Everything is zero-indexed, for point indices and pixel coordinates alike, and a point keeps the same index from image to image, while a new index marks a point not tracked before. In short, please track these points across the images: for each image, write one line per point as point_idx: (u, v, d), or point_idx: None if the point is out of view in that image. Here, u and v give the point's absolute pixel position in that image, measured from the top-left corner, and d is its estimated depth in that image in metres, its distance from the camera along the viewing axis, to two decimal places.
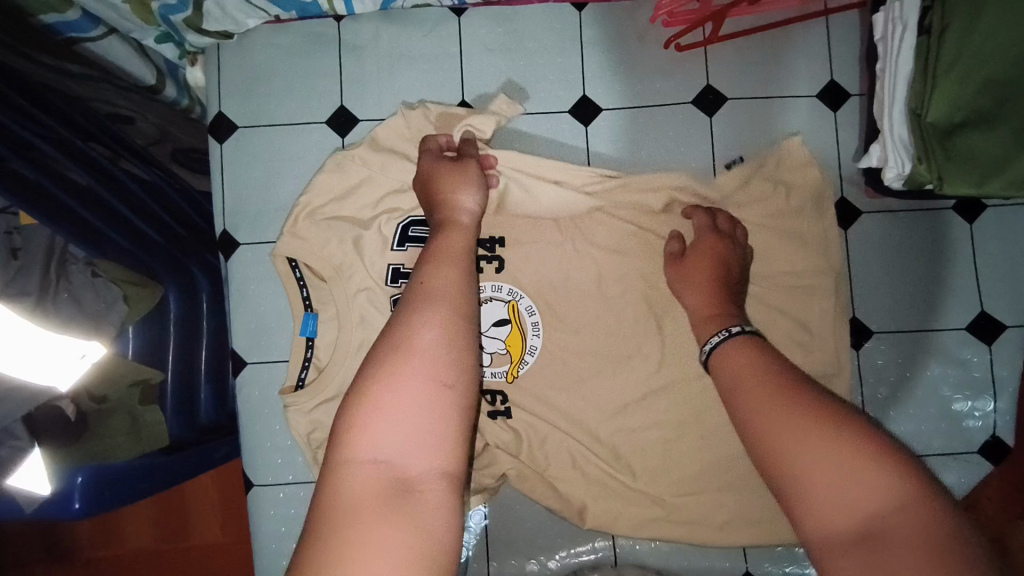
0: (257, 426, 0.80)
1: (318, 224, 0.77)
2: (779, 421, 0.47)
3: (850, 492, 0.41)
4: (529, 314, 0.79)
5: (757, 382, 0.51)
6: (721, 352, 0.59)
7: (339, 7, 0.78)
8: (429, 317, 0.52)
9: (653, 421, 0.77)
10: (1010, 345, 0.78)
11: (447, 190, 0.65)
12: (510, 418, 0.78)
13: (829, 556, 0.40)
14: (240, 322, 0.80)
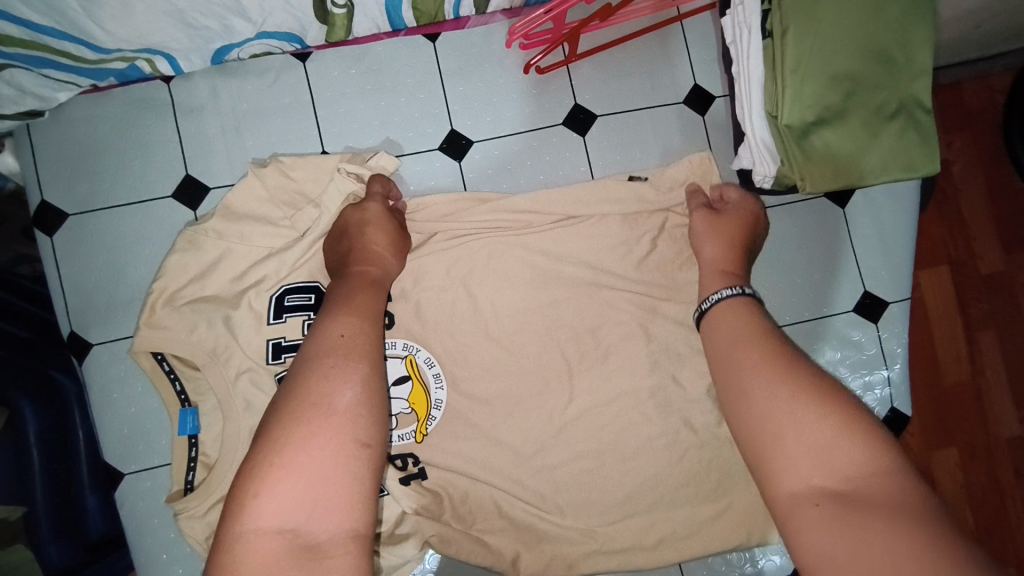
0: (146, 540, 0.71)
1: (180, 310, 0.69)
2: (769, 396, 0.53)
3: (834, 457, 0.48)
4: (429, 366, 0.73)
5: (757, 352, 0.58)
6: (720, 314, 0.64)
7: (162, 69, 0.71)
8: (342, 375, 0.51)
9: (573, 454, 0.73)
10: (894, 319, 0.81)
11: (364, 244, 0.66)
12: (426, 479, 0.72)
13: (803, 509, 0.47)
14: (109, 431, 0.71)
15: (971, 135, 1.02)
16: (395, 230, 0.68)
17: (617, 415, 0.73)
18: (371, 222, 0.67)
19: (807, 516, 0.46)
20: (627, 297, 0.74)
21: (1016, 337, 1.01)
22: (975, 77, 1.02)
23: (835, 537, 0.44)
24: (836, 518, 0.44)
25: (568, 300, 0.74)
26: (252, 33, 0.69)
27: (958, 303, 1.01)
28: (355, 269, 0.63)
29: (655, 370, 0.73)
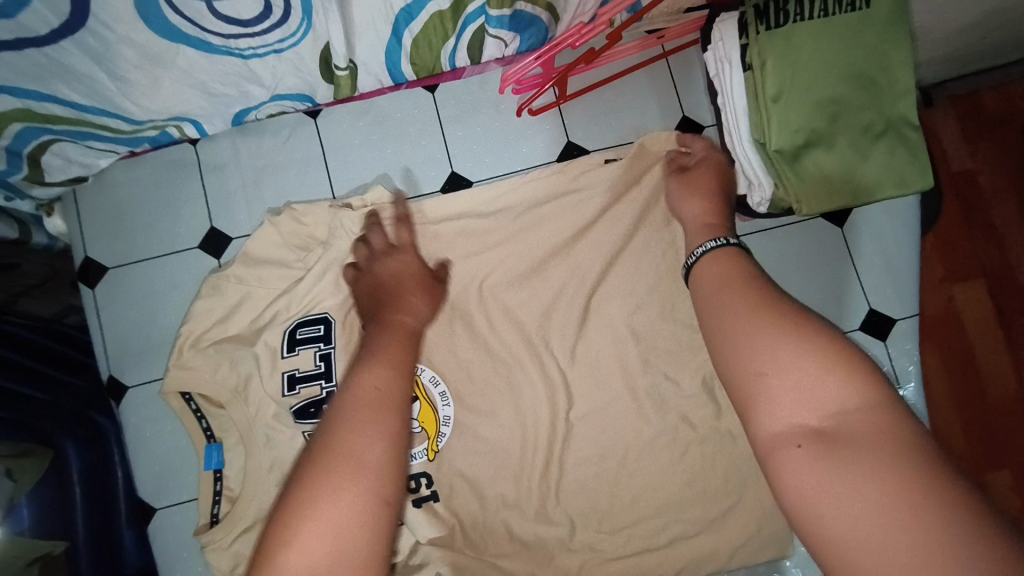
0: (176, 571, 0.75)
1: (205, 351, 0.75)
2: (746, 329, 0.50)
3: (814, 392, 0.44)
4: (434, 385, 0.77)
5: (736, 295, 0.54)
6: (702, 265, 0.61)
7: (189, 133, 0.78)
8: (375, 432, 0.50)
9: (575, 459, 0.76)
10: (903, 335, 0.80)
11: (402, 297, 0.69)
12: (438, 502, 0.76)
13: (785, 449, 0.43)
14: (143, 467, 0.77)
15: (994, 144, 1.00)
16: (428, 280, 0.73)
17: (614, 421, 0.76)
18: (412, 277, 0.72)
19: (789, 456, 0.43)
20: (620, 307, 0.78)
21: None
22: (991, 86, 1.01)
23: (821, 479, 0.41)
24: (821, 458, 0.41)
25: (563, 315, 0.78)
26: (267, 96, 0.75)
27: (999, 318, 0.98)
28: (388, 320, 0.64)
29: (648, 369, 0.77)
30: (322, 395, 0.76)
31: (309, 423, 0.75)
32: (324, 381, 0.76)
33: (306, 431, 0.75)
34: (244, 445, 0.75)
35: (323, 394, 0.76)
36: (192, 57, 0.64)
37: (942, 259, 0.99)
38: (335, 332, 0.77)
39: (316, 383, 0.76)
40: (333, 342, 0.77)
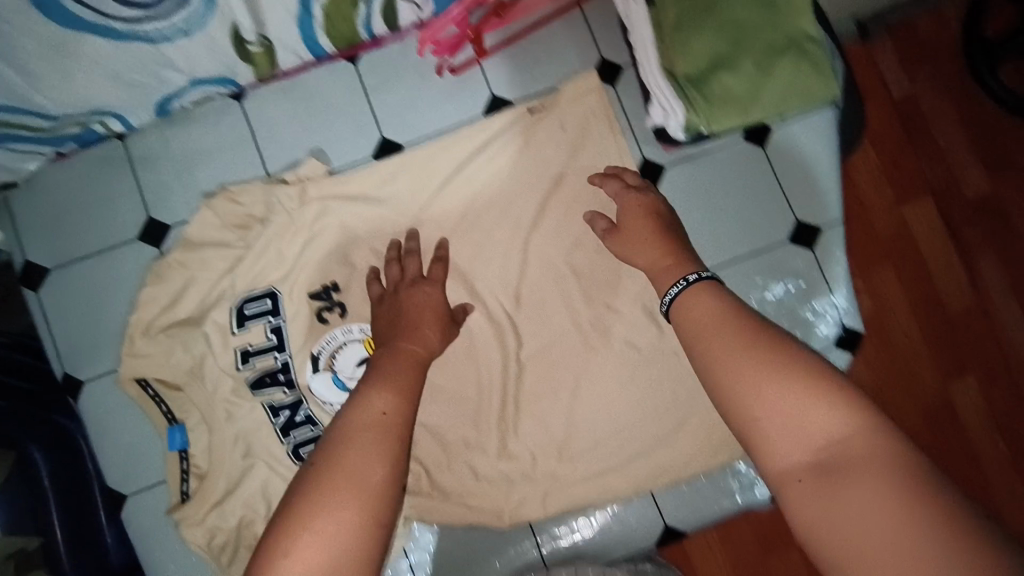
0: (156, 552, 0.77)
1: (156, 337, 0.77)
2: (735, 365, 0.48)
3: (804, 424, 0.44)
4: None
5: (716, 322, 0.52)
6: (681, 300, 0.57)
7: (114, 127, 0.79)
8: (376, 453, 0.51)
9: (531, 390, 0.80)
10: (830, 244, 0.83)
11: (414, 327, 0.69)
12: None
13: (788, 485, 0.44)
14: (109, 457, 0.78)
15: (933, 67, 1.01)
16: (444, 316, 0.72)
17: (560, 356, 0.80)
18: (422, 318, 0.71)
19: (792, 492, 0.43)
20: (557, 246, 0.81)
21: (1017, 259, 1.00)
22: (924, 13, 1.01)
23: (822, 511, 0.42)
24: (821, 493, 0.42)
25: (503, 262, 0.81)
26: (187, 82, 0.76)
27: (949, 232, 0.99)
28: (398, 347, 0.65)
29: (589, 303, 0.81)
30: (278, 365, 0.78)
31: (266, 392, 0.78)
32: (278, 352, 0.79)
33: (266, 401, 0.78)
34: (207, 423, 0.77)
35: (279, 364, 0.78)
36: (100, 46, 0.65)
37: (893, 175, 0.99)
38: (282, 305, 0.79)
39: (271, 354, 0.79)
40: (282, 314, 0.79)
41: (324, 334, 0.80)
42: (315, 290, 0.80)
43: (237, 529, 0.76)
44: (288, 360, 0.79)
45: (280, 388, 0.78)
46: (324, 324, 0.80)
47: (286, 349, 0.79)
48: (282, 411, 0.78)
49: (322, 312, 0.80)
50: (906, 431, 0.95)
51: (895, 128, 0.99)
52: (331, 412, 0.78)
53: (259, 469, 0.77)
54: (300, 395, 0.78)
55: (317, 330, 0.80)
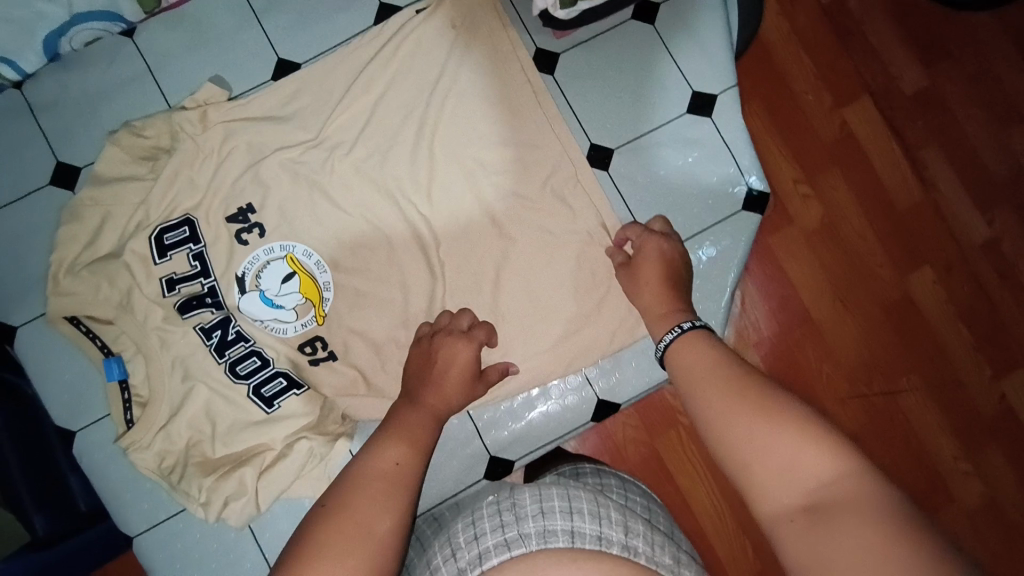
0: (110, 480, 0.80)
1: (79, 275, 0.78)
2: (730, 411, 0.52)
3: (792, 466, 0.45)
4: (309, 258, 0.82)
5: (713, 385, 0.56)
6: (676, 352, 0.64)
7: (7, 74, 0.80)
8: (383, 504, 0.52)
9: (455, 286, 0.83)
10: (727, 108, 0.85)
11: (438, 374, 0.71)
12: (337, 360, 0.82)
13: (782, 525, 0.43)
14: (53, 396, 0.81)
15: None
16: (474, 371, 0.73)
17: (479, 249, 0.83)
18: (459, 363, 0.73)
19: (785, 532, 0.43)
20: (464, 145, 0.83)
21: (954, 146, 1.17)
22: None
23: (808, 548, 0.41)
24: (809, 531, 0.41)
25: (412, 163, 0.83)
26: (68, 16, 0.77)
27: (888, 127, 1.15)
28: (421, 399, 0.68)
29: (500, 196, 0.84)
30: (205, 289, 0.81)
31: (195, 315, 0.80)
32: (203, 278, 0.81)
33: (196, 323, 0.80)
34: (142, 354, 0.79)
35: (205, 289, 0.81)
36: None
37: (831, 85, 1.15)
38: (201, 231, 0.81)
39: (197, 280, 0.81)
40: (202, 241, 0.81)
41: (246, 256, 0.82)
42: (231, 213, 0.81)
43: (185, 450, 0.79)
44: (215, 284, 0.81)
45: (207, 310, 0.80)
46: (244, 245, 0.82)
47: (211, 274, 0.81)
48: (213, 332, 0.80)
49: (242, 233, 0.82)
50: (865, 321, 1.12)
51: (828, 32, 1.15)
52: (262, 327, 0.81)
53: (199, 391, 0.79)
54: (228, 314, 0.81)
55: (238, 252, 0.82)
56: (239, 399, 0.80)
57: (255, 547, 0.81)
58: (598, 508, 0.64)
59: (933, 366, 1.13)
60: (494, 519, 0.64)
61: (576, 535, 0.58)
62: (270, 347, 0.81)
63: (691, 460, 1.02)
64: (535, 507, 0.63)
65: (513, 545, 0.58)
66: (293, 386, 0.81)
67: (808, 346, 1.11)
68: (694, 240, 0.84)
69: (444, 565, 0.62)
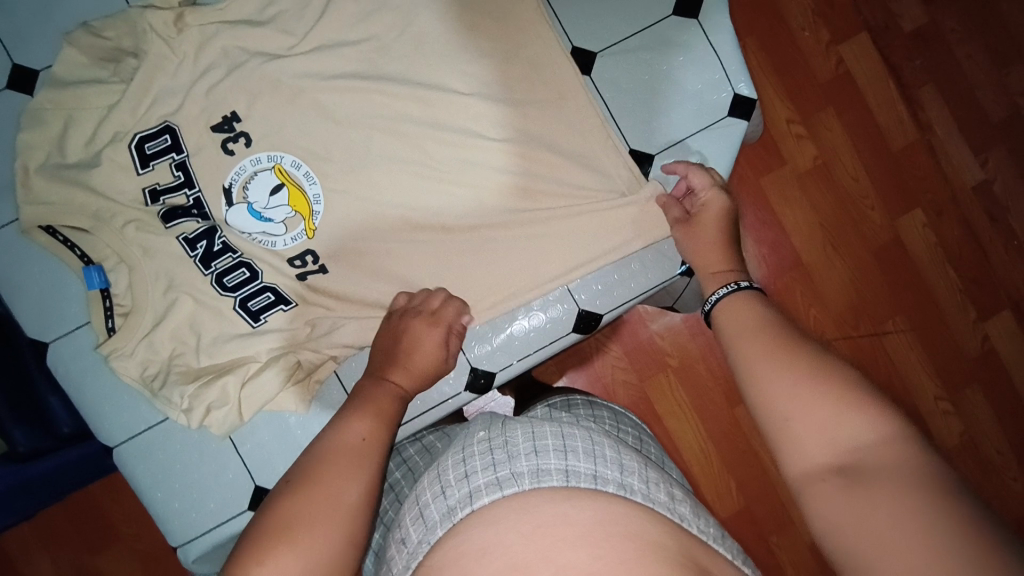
0: (89, 391, 0.79)
1: (45, 180, 0.76)
2: (774, 369, 0.47)
3: (837, 426, 0.42)
4: (297, 169, 0.79)
5: (761, 336, 0.52)
6: (722, 309, 0.59)
7: None
8: (353, 473, 0.51)
9: (437, 199, 0.81)
10: (711, 8, 0.83)
11: (403, 356, 0.69)
12: (328, 273, 0.80)
13: (815, 483, 0.41)
14: (27, 308, 0.79)
15: None
16: (441, 345, 0.71)
17: (453, 160, 0.80)
18: (419, 340, 0.71)
19: (819, 490, 0.40)
20: (440, 54, 0.80)
21: (948, 80, 1.15)
22: None
23: (843, 507, 0.38)
24: (844, 491, 0.39)
25: (390, 65, 0.80)
26: None
27: (883, 60, 1.12)
28: (385, 375, 0.66)
29: (487, 99, 0.79)
30: (190, 201, 0.78)
31: (178, 225, 0.78)
32: (188, 189, 0.78)
33: (179, 233, 0.77)
34: (126, 264, 0.78)
35: (191, 201, 0.78)
36: None
37: (824, 16, 1.11)
38: (183, 139, 0.78)
39: (181, 192, 0.78)
40: (185, 149, 0.78)
41: (233, 166, 0.79)
42: (216, 121, 0.78)
43: (169, 359, 0.78)
44: (199, 195, 0.78)
45: (193, 220, 0.78)
46: (230, 155, 0.79)
47: (195, 186, 0.78)
48: (197, 244, 0.78)
49: (227, 143, 0.79)
50: (856, 264, 1.12)
51: None
52: (251, 240, 0.79)
53: (184, 303, 0.78)
54: (215, 225, 0.78)
55: (224, 162, 0.79)
56: (227, 312, 0.79)
57: (236, 459, 0.81)
58: (593, 445, 0.59)
59: (921, 309, 1.14)
60: (484, 457, 0.58)
61: (571, 475, 0.53)
62: (260, 259, 0.79)
63: (674, 396, 1.10)
64: (529, 445, 0.58)
65: (505, 485, 0.53)
66: (281, 302, 0.80)
67: (797, 288, 1.12)
68: (659, 154, 0.83)
69: (433, 503, 0.56)
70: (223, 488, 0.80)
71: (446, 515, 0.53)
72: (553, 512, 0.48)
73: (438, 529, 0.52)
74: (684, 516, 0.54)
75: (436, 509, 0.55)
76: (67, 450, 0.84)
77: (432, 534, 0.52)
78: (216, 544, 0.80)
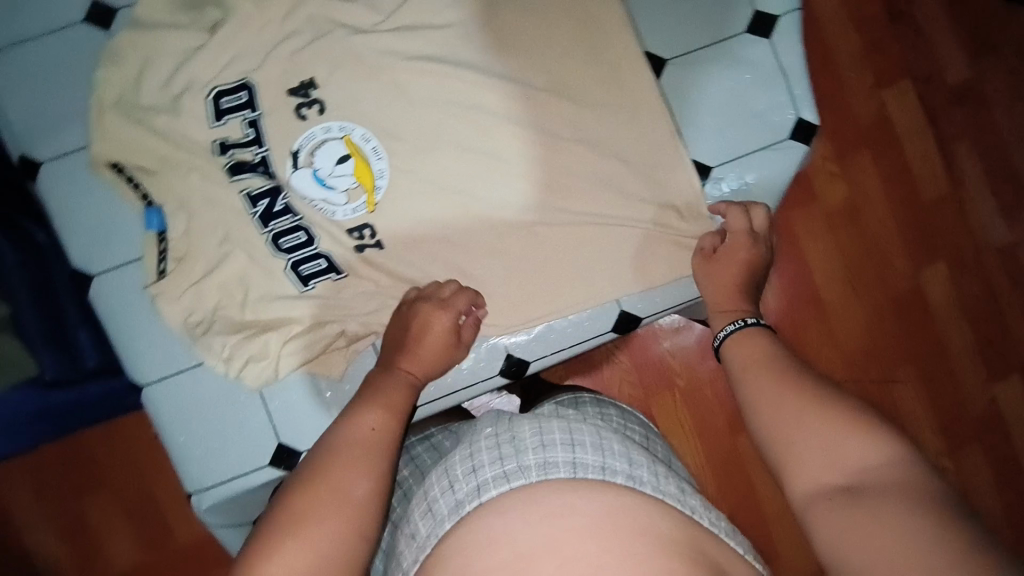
0: (128, 329, 0.80)
1: (118, 118, 0.78)
2: (784, 402, 0.55)
3: (839, 450, 0.49)
4: (366, 142, 0.80)
5: (768, 373, 0.60)
6: (733, 345, 0.67)
7: None
8: (362, 465, 0.54)
9: (492, 185, 0.81)
10: (786, 32, 0.84)
11: (411, 346, 0.72)
12: (383, 250, 0.81)
13: (818, 502, 0.47)
14: (78, 239, 0.80)
15: None
16: (449, 335, 0.74)
17: (513, 149, 0.81)
18: (428, 328, 0.73)
19: (822, 510, 0.47)
20: (515, 46, 0.81)
21: (983, 136, 1.15)
22: None
23: (843, 521, 0.44)
24: (842, 507, 0.45)
25: (465, 49, 0.81)
26: None
27: (923, 110, 1.13)
28: (395, 367, 0.70)
29: (556, 94, 0.81)
30: (256, 159, 0.79)
31: (243, 179, 0.79)
32: (257, 146, 0.79)
33: (243, 188, 0.78)
34: (185, 209, 0.79)
35: (257, 158, 0.79)
36: None
37: (875, 62, 1.12)
38: (257, 97, 0.79)
39: (249, 148, 0.79)
40: (258, 108, 0.79)
41: (303, 131, 0.80)
42: (293, 85, 0.79)
43: (213, 309, 0.79)
44: (266, 154, 0.79)
45: (257, 176, 0.79)
46: (302, 119, 0.80)
47: (264, 145, 0.79)
48: (260, 201, 0.79)
49: (300, 108, 0.80)
50: (872, 311, 1.13)
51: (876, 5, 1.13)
52: (312, 205, 0.80)
53: (235, 258, 0.78)
54: (279, 185, 0.79)
55: (295, 126, 0.80)
56: (276, 272, 0.79)
57: (263, 415, 0.80)
58: (601, 440, 0.59)
59: (931, 361, 1.14)
60: (492, 452, 0.58)
61: (579, 467, 0.53)
62: (318, 226, 0.80)
63: (681, 414, 1.10)
64: (535, 439, 0.58)
65: (513, 477, 0.54)
66: (332, 271, 0.80)
67: (813, 328, 1.12)
68: (720, 169, 0.83)
69: (441, 497, 0.57)
70: (244, 442, 0.80)
71: (454, 509, 0.54)
72: (562, 502, 0.50)
73: (447, 523, 0.53)
74: (694, 508, 0.55)
75: (445, 504, 0.56)
76: (99, 384, 0.85)
77: (439, 529, 0.53)
78: (229, 498, 0.80)
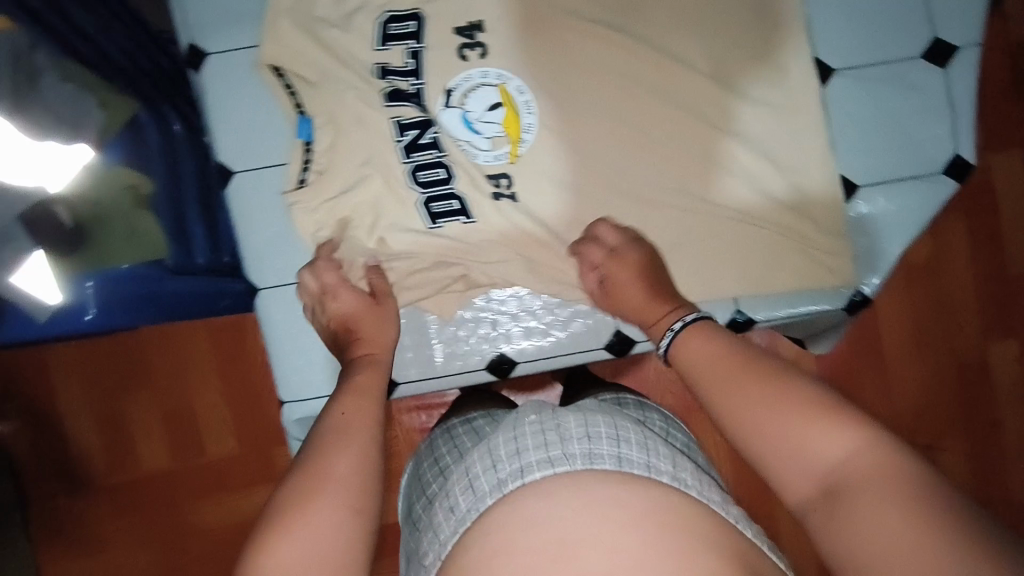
0: (257, 231, 0.81)
1: (288, 24, 0.79)
2: (736, 399, 0.54)
3: (802, 448, 0.49)
4: (520, 94, 0.80)
5: (710, 360, 0.58)
6: (679, 348, 0.62)
7: None
8: (352, 452, 0.56)
9: (632, 160, 0.81)
10: (960, 67, 0.81)
11: (357, 332, 0.73)
12: (516, 203, 0.81)
13: (812, 509, 0.48)
14: (225, 134, 0.81)
15: None
16: (361, 306, 0.75)
17: (661, 128, 0.80)
18: (355, 311, 0.75)
19: (815, 517, 0.47)
20: (684, 27, 0.80)
21: None
22: None
23: (842, 526, 0.45)
24: (832, 511, 0.46)
25: (635, 22, 0.81)
26: None
27: None
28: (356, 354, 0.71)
29: (715, 83, 0.80)
30: (412, 90, 0.80)
31: (396, 107, 0.79)
32: (415, 78, 0.80)
33: (395, 116, 0.79)
34: (336, 126, 0.79)
35: (413, 89, 0.80)
36: None
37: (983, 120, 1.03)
38: (425, 31, 0.80)
39: (407, 78, 0.80)
40: (423, 41, 0.80)
41: (461, 72, 0.80)
42: (461, 25, 0.80)
43: (343, 227, 0.80)
44: (422, 87, 0.80)
45: (410, 106, 0.80)
46: (463, 60, 0.80)
47: (422, 77, 0.80)
48: (408, 131, 0.79)
49: (464, 48, 0.80)
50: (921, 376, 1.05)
51: None
52: (457, 145, 0.80)
53: (374, 182, 0.80)
54: (429, 119, 0.80)
55: (454, 65, 0.80)
56: (409, 203, 0.80)
57: None
58: (645, 439, 0.56)
59: (981, 438, 1.06)
60: (535, 435, 0.55)
61: (625, 462, 0.51)
62: (458, 166, 0.80)
63: None
64: (581, 431, 0.54)
65: (558, 463, 0.51)
66: (462, 213, 0.81)
67: (866, 378, 1.05)
68: (864, 189, 0.82)
69: (483, 474, 0.54)
70: None
71: (498, 487, 0.51)
72: (598, 490, 0.47)
73: (489, 498, 0.51)
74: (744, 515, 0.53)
75: (487, 481, 0.53)
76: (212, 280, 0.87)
77: (481, 503, 0.51)
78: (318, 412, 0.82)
